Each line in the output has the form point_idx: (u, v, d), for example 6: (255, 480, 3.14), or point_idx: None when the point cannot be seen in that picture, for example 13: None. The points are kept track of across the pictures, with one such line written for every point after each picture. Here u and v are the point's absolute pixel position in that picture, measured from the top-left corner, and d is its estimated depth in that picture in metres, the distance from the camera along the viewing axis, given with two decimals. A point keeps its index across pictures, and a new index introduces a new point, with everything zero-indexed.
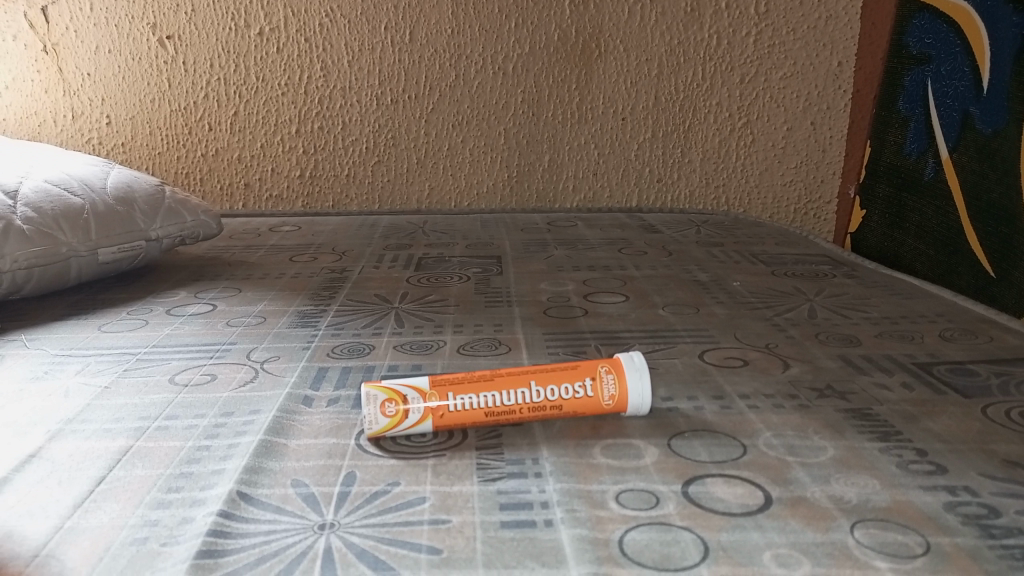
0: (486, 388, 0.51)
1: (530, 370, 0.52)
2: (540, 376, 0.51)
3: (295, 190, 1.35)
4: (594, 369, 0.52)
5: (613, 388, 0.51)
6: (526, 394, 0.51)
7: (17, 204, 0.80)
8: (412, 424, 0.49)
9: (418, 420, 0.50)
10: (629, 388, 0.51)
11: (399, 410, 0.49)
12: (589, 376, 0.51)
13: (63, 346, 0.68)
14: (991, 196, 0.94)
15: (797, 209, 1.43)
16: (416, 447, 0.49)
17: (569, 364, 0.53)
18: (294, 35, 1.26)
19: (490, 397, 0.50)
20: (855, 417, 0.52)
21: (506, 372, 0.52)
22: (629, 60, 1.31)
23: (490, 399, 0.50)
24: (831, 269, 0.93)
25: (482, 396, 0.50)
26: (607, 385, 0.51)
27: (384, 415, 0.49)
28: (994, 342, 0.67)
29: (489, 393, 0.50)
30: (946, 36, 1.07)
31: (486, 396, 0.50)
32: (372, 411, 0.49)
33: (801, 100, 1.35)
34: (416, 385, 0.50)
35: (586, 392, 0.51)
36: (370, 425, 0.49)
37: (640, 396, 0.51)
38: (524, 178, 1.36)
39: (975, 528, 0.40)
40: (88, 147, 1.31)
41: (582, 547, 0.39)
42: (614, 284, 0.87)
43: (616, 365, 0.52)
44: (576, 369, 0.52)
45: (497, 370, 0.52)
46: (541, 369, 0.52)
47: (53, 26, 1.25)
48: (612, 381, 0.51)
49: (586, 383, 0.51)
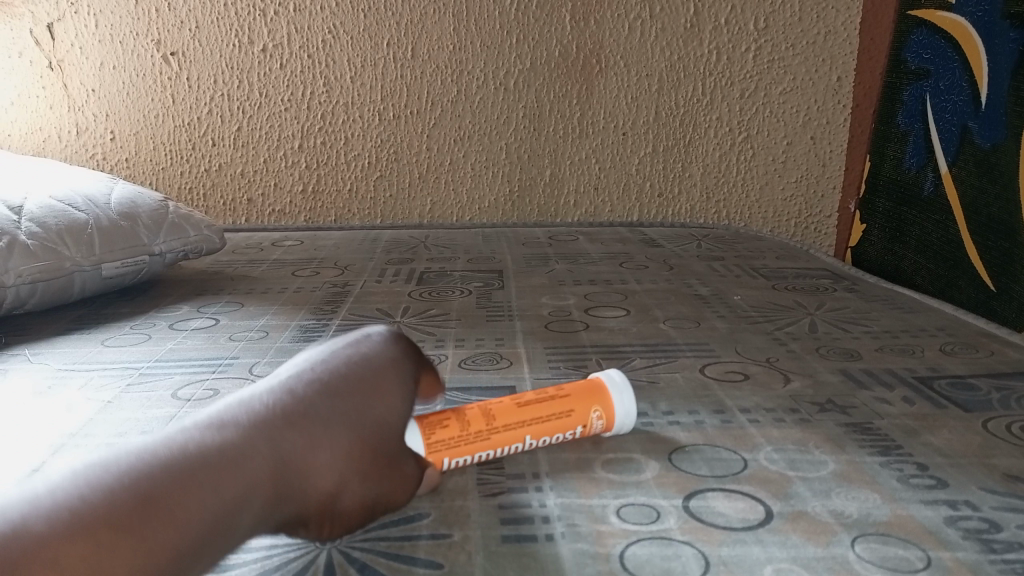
0: (486, 446, 0.47)
1: (527, 418, 0.48)
2: (536, 428, 0.48)
3: (298, 205, 1.35)
4: (587, 415, 0.50)
5: (599, 424, 0.50)
6: (519, 446, 0.48)
7: (22, 220, 0.81)
8: None
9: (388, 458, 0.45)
10: (613, 420, 0.51)
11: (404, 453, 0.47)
12: (582, 423, 0.49)
13: (67, 360, 0.68)
14: (990, 210, 0.94)
15: (797, 223, 1.43)
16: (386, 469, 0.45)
17: (560, 401, 0.50)
18: (298, 51, 1.27)
19: (485, 455, 0.47)
20: (856, 431, 0.52)
21: (501, 420, 0.48)
22: (630, 75, 1.32)
23: (488, 455, 0.47)
24: (831, 283, 0.93)
25: (481, 454, 0.47)
26: (596, 423, 0.50)
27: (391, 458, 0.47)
28: (995, 356, 0.67)
29: (485, 453, 0.47)
30: (944, 52, 1.08)
31: (481, 455, 0.47)
32: None
33: (800, 115, 1.36)
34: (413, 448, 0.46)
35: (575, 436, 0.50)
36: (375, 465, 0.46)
37: (626, 415, 0.51)
38: (525, 192, 1.37)
39: (975, 542, 0.40)
40: (93, 163, 1.32)
41: (583, 561, 0.39)
42: (616, 297, 0.87)
43: (603, 399, 0.51)
44: (570, 414, 0.49)
45: (490, 415, 0.48)
46: (535, 416, 0.48)
47: (59, 43, 1.26)
48: (600, 421, 0.50)
49: (577, 426, 0.49)
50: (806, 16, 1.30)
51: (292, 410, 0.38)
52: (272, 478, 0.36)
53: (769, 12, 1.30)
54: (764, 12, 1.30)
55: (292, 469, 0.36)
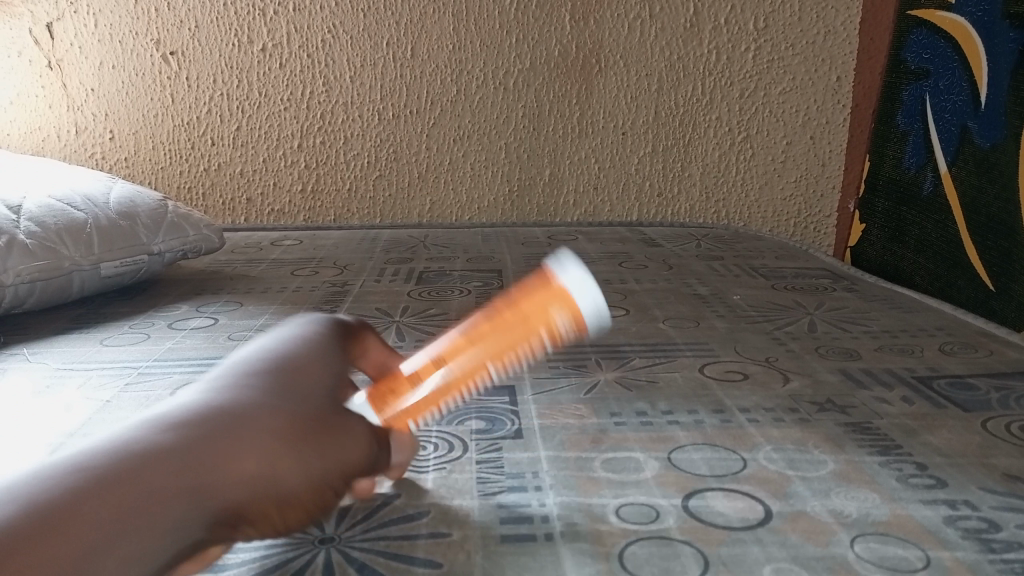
0: (443, 396, 0.41)
1: (474, 349, 0.40)
2: (488, 357, 0.40)
3: (297, 204, 1.35)
4: (542, 320, 0.38)
5: (564, 328, 0.38)
6: (486, 378, 0.41)
7: (21, 219, 0.81)
8: None
9: None
10: (579, 317, 0.38)
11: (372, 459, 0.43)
12: (540, 331, 0.39)
13: (66, 360, 0.68)
14: (990, 210, 0.94)
15: (796, 223, 1.43)
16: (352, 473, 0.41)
17: (508, 317, 0.40)
18: (297, 50, 1.27)
19: (451, 400, 0.42)
20: (855, 431, 0.52)
21: (449, 362, 0.41)
22: (629, 75, 1.32)
23: (455, 399, 0.42)
24: (831, 283, 0.93)
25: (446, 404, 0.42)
26: (562, 329, 0.38)
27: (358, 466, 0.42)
28: (994, 355, 0.67)
29: (449, 401, 0.42)
30: (944, 51, 1.07)
31: (447, 403, 0.42)
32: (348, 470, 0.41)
33: (800, 114, 1.36)
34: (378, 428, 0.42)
35: (547, 347, 0.39)
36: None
37: (594, 306, 0.38)
38: (525, 192, 1.37)
39: (974, 542, 0.40)
40: (92, 162, 1.32)
41: (582, 561, 0.39)
42: (615, 297, 0.87)
43: (557, 295, 0.38)
44: (519, 330, 0.39)
45: (437, 361, 0.41)
46: (483, 342, 0.40)
47: (58, 42, 1.26)
48: (560, 323, 0.38)
49: (535, 339, 0.39)
50: (806, 16, 1.30)
51: (237, 399, 0.34)
52: (236, 482, 0.30)
53: (769, 12, 1.30)
54: (764, 12, 1.30)
55: (259, 466, 0.31)
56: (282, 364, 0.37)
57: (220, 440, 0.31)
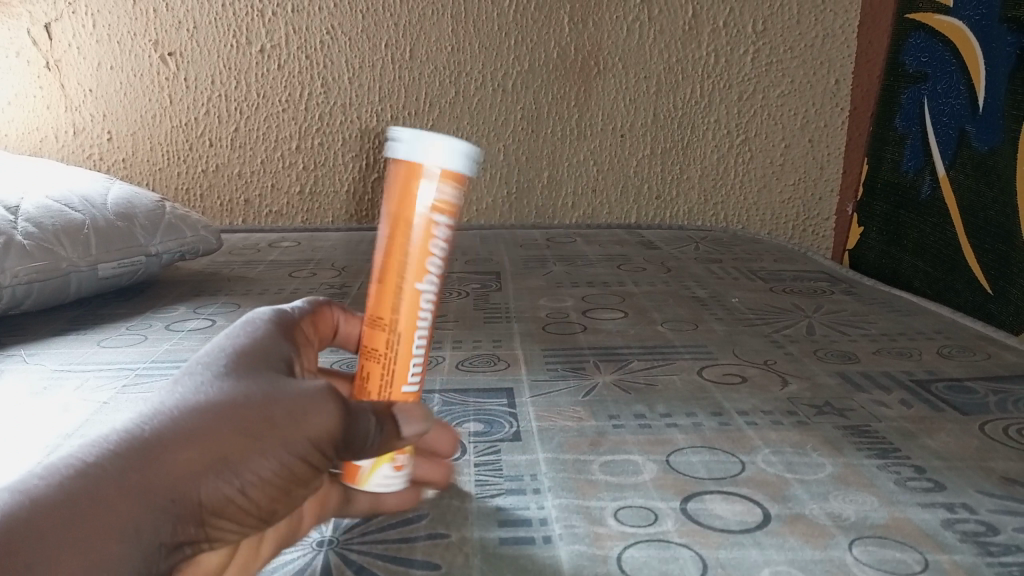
0: (406, 340, 0.40)
1: (396, 276, 0.39)
2: (406, 266, 0.39)
3: (295, 206, 1.35)
4: (417, 205, 0.38)
5: (447, 193, 0.38)
6: (428, 287, 0.39)
7: (19, 220, 0.81)
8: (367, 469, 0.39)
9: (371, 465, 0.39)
10: (453, 173, 0.37)
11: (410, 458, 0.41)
12: (425, 214, 0.38)
13: (63, 361, 0.68)
14: (988, 214, 0.94)
15: (795, 226, 1.43)
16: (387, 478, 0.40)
17: (395, 226, 0.39)
18: (295, 52, 1.27)
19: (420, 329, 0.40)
20: (853, 434, 0.52)
21: (388, 306, 0.40)
22: (628, 78, 1.32)
23: (421, 331, 0.40)
24: (829, 286, 0.93)
25: (417, 344, 0.40)
26: (446, 196, 0.38)
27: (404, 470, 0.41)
28: (992, 359, 0.67)
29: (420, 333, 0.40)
30: (942, 55, 1.08)
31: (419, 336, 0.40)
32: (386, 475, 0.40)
33: (798, 118, 1.36)
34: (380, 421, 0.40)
35: (445, 222, 0.38)
36: (382, 488, 0.40)
37: (450, 157, 0.37)
38: (524, 194, 1.37)
39: (972, 545, 0.40)
40: (90, 163, 1.32)
41: (580, 563, 0.39)
42: (613, 299, 0.87)
43: (418, 173, 0.37)
44: (414, 228, 0.38)
45: (377, 317, 0.40)
46: (394, 262, 0.39)
47: (57, 42, 1.26)
48: (439, 191, 0.38)
49: (429, 223, 0.38)
50: (804, 19, 1.31)
51: (185, 391, 0.33)
52: (186, 466, 0.29)
53: (767, 15, 1.30)
54: (763, 15, 1.30)
55: (209, 454, 0.30)
56: (232, 352, 0.37)
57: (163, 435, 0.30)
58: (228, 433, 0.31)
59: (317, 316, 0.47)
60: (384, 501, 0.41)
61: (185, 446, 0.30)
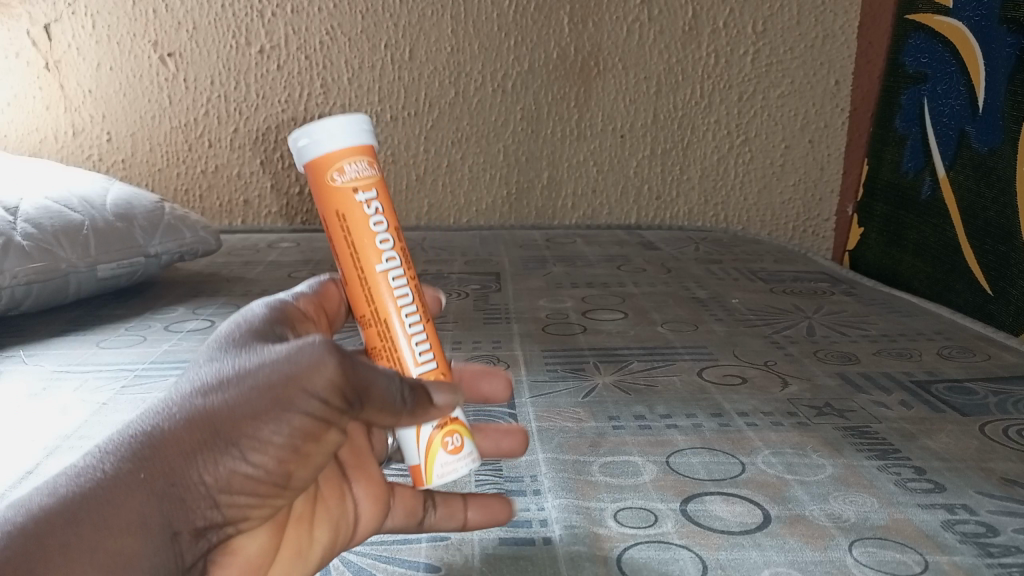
0: (396, 325, 0.40)
1: (357, 269, 0.40)
2: (364, 252, 0.40)
3: (294, 206, 1.35)
4: (336, 192, 0.39)
5: (363, 169, 0.39)
6: (392, 263, 0.40)
7: (18, 221, 0.80)
8: (422, 455, 0.40)
9: (424, 450, 0.40)
10: (354, 147, 0.39)
11: (464, 437, 0.41)
12: (350, 198, 0.39)
13: (61, 363, 0.68)
14: (988, 214, 0.94)
15: (795, 227, 1.43)
16: (448, 462, 0.40)
17: (332, 224, 0.40)
18: (295, 52, 1.27)
19: (408, 306, 0.41)
20: (853, 435, 0.52)
21: (367, 300, 0.40)
22: (627, 78, 1.32)
23: (409, 308, 0.41)
24: (829, 287, 0.93)
25: (409, 325, 0.41)
26: (360, 173, 0.39)
27: (463, 450, 0.41)
28: (992, 360, 0.67)
29: (410, 311, 0.41)
30: (941, 55, 1.08)
31: (409, 314, 0.41)
32: (445, 460, 0.40)
33: (798, 118, 1.36)
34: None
35: (371, 195, 0.39)
36: (449, 474, 0.40)
37: (345, 134, 0.38)
38: (524, 195, 1.37)
39: (973, 546, 0.40)
40: (89, 163, 1.32)
41: (580, 565, 0.39)
42: (613, 300, 0.87)
43: (324, 165, 0.39)
44: (347, 216, 0.39)
45: (361, 317, 0.41)
46: (348, 255, 0.40)
47: (56, 43, 1.26)
48: (352, 170, 0.39)
49: (360, 201, 0.39)
50: (805, 19, 1.30)
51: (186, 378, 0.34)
52: (178, 449, 0.31)
53: (767, 16, 1.30)
54: (763, 16, 1.30)
55: (203, 433, 0.31)
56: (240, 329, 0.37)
57: (164, 423, 0.32)
58: (217, 407, 0.32)
59: (322, 299, 0.46)
60: (468, 520, 0.41)
61: (181, 429, 0.31)
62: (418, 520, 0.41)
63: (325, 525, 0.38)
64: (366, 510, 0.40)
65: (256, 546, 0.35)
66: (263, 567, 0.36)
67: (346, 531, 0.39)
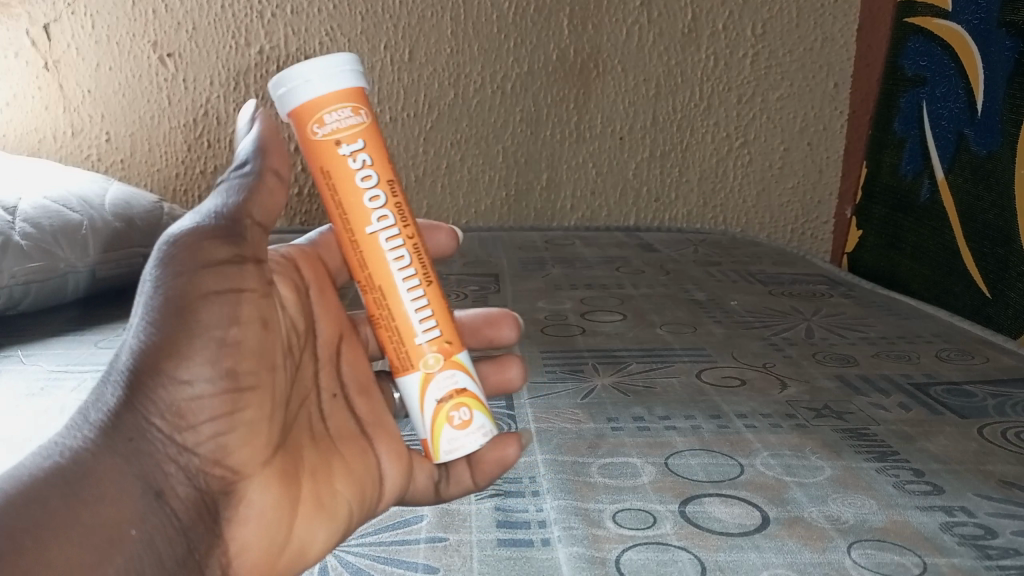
0: (393, 289, 0.42)
1: (350, 230, 0.42)
2: (355, 211, 0.42)
3: (293, 207, 1.35)
4: (321, 144, 0.41)
5: (349, 119, 0.41)
6: (384, 221, 0.42)
7: (16, 220, 0.80)
8: (431, 429, 0.43)
9: (432, 424, 0.43)
10: (338, 93, 0.40)
11: (474, 411, 0.43)
12: (336, 150, 0.41)
13: (59, 362, 0.68)
14: (986, 218, 0.94)
15: (794, 230, 1.43)
16: (457, 436, 0.43)
17: (321, 182, 0.42)
18: (295, 53, 1.27)
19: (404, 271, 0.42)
20: (852, 437, 0.52)
21: (361, 264, 0.43)
22: (627, 80, 1.32)
23: (404, 271, 0.42)
24: (827, 289, 0.93)
25: (406, 288, 0.42)
26: (343, 121, 0.41)
27: (472, 423, 0.43)
28: (989, 362, 0.67)
29: (404, 274, 0.42)
30: (940, 59, 1.08)
31: (404, 277, 0.42)
32: (452, 435, 0.43)
33: (797, 121, 1.36)
34: (415, 377, 0.43)
35: (359, 145, 0.41)
36: (455, 449, 0.43)
37: (328, 79, 0.40)
38: (523, 197, 1.37)
39: (971, 548, 0.40)
40: (88, 164, 1.32)
41: (579, 565, 0.39)
42: (612, 302, 0.87)
43: (308, 118, 0.41)
44: (335, 171, 0.41)
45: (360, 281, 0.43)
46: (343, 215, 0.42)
47: (55, 43, 1.25)
48: (332, 122, 0.41)
49: (348, 155, 0.41)
50: (804, 22, 1.31)
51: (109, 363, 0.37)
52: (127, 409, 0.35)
53: (767, 19, 1.30)
54: (762, 19, 1.30)
55: (132, 381, 0.35)
56: None
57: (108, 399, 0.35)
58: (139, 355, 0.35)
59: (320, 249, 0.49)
60: (478, 482, 0.45)
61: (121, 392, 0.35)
62: (436, 485, 0.45)
63: (344, 478, 0.42)
64: (386, 466, 0.44)
65: (269, 500, 0.38)
66: (291, 516, 0.38)
67: (371, 487, 0.43)
